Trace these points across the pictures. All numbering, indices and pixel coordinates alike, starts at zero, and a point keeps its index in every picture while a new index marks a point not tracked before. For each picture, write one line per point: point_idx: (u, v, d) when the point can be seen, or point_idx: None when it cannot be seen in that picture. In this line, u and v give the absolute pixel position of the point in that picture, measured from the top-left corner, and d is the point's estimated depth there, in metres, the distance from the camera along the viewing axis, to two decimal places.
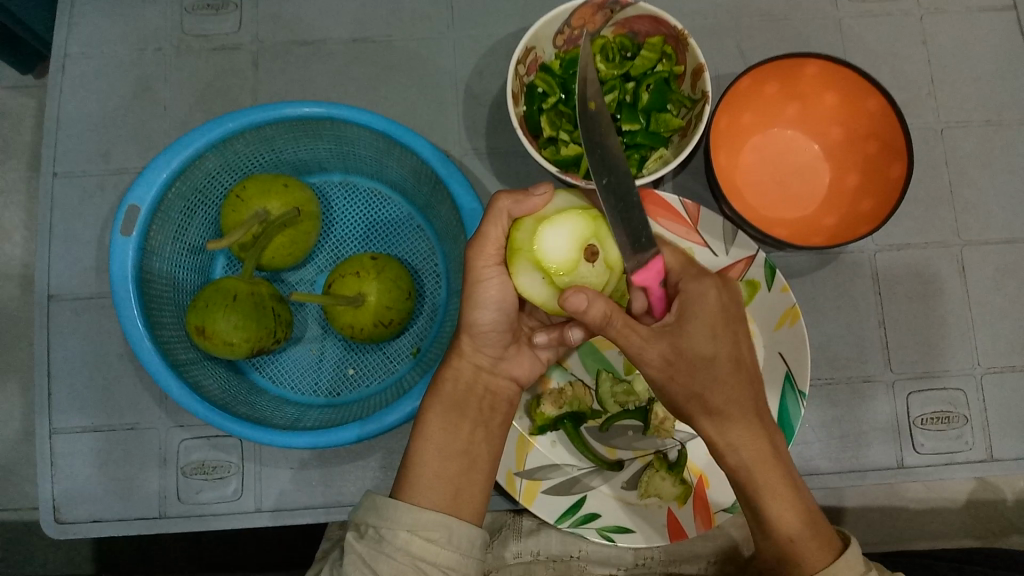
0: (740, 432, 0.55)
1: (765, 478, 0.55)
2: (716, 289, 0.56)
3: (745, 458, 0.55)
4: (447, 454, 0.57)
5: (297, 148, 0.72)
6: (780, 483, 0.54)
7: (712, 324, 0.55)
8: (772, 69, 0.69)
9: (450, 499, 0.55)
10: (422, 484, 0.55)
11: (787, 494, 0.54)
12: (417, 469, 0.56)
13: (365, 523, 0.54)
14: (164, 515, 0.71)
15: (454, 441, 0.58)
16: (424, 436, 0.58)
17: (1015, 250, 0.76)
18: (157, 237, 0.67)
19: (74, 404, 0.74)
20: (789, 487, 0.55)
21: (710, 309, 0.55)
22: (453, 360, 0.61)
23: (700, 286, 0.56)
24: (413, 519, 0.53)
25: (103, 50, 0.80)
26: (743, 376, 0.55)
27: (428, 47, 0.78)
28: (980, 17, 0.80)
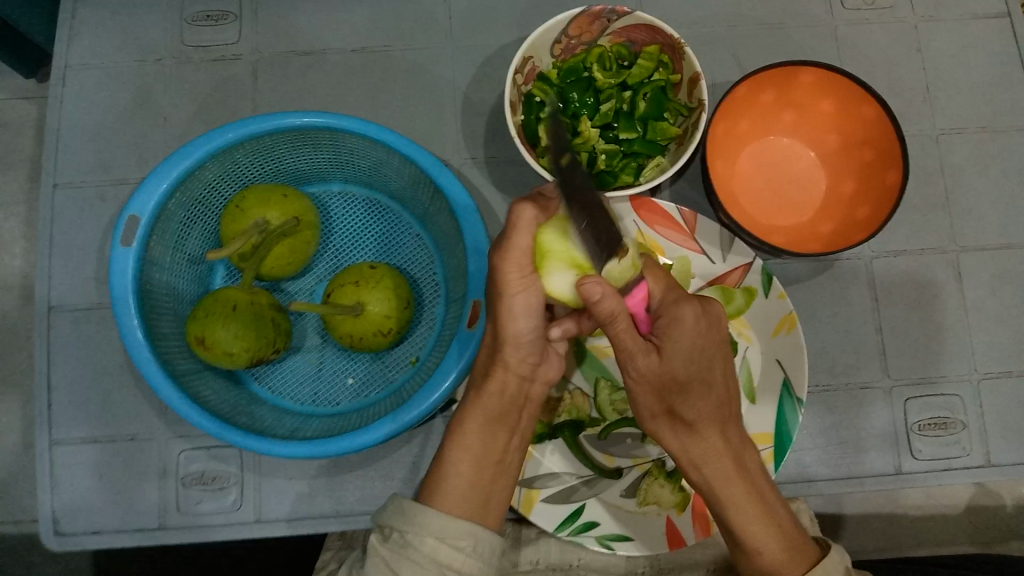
0: (705, 451, 0.57)
1: (728, 493, 0.56)
2: (695, 313, 0.56)
3: (708, 475, 0.57)
4: (479, 463, 0.58)
5: (296, 158, 0.72)
6: (743, 497, 0.56)
7: (690, 348, 0.55)
8: (768, 77, 0.70)
9: (481, 509, 0.56)
10: (454, 492, 0.55)
11: (753, 511, 0.56)
12: (449, 477, 0.56)
13: (390, 526, 0.54)
14: (163, 526, 0.71)
15: (490, 451, 0.58)
16: (458, 445, 0.58)
17: (1010, 256, 0.76)
18: (157, 248, 0.67)
19: (74, 415, 0.74)
20: (756, 504, 0.56)
21: (684, 335, 0.55)
22: (492, 372, 0.59)
23: (680, 310, 0.56)
24: (439, 526, 0.52)
25: (103, 61, 0.80)
26: (711, 398, 0.56)
27: (426, 56, 0.79)
28: (974, 24, 0.81)
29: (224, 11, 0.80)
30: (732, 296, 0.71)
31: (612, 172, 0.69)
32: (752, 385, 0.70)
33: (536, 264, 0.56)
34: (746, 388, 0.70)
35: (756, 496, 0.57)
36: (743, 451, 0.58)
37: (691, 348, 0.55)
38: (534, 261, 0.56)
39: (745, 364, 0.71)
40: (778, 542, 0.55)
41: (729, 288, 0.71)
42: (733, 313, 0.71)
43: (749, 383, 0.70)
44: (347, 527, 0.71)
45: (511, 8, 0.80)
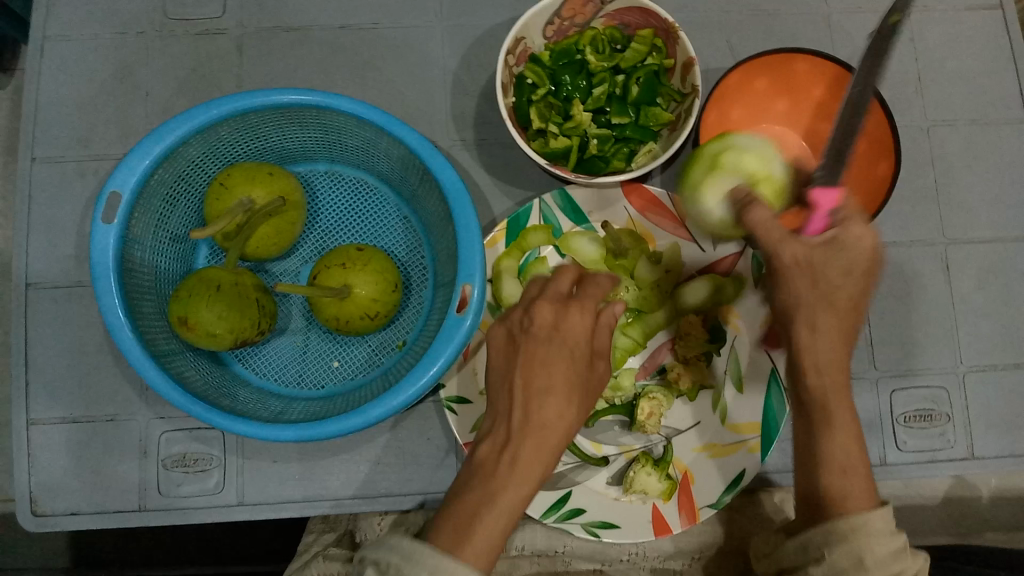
0: (832, 360, 0.54)
1: (836, 414, 0.54)
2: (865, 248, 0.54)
3: (825, 385, 0.54)
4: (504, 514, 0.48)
5: (282, 136, 0.71)
6: (846, 422, 0.54)
7: (843, 268, 0.54)
8: (762, 64, 0.69)
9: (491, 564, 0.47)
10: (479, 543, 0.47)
11: (851, 430, 0.54)
12: (481, 523, 0.47)
13: (387, 561, 0.47)
14: (143, 508, 0.70)
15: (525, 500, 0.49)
16: (495, 494, 0.48)
17: (997, 250, 0.76)
18: (139, 225, 0.66)
19: (51, 394, 0.72)
20: (853, 427, 0.54)
21: (852, 253, 0.54)
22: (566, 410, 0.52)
23: (855, 236, 0.54)
24: (436, 562, 0.45)
25: (83, 33, 0.78)
26: (837, 317, 0.54)
27: (416, 36, 0.78)
28: (968, 16, 0.81)
29: None
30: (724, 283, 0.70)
31: (603, 157, 0.68)
32: (740, 374, 0.69)
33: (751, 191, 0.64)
34: (733, 377, 0.70)
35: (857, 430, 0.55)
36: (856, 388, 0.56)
37: (840, 269, 0.54)
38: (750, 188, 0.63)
39: (733, 354, 0.70)
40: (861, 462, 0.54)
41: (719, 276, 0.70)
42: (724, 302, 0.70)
43: (737, 372, 0.70)
44: (329, 512, 0.70)
45: None
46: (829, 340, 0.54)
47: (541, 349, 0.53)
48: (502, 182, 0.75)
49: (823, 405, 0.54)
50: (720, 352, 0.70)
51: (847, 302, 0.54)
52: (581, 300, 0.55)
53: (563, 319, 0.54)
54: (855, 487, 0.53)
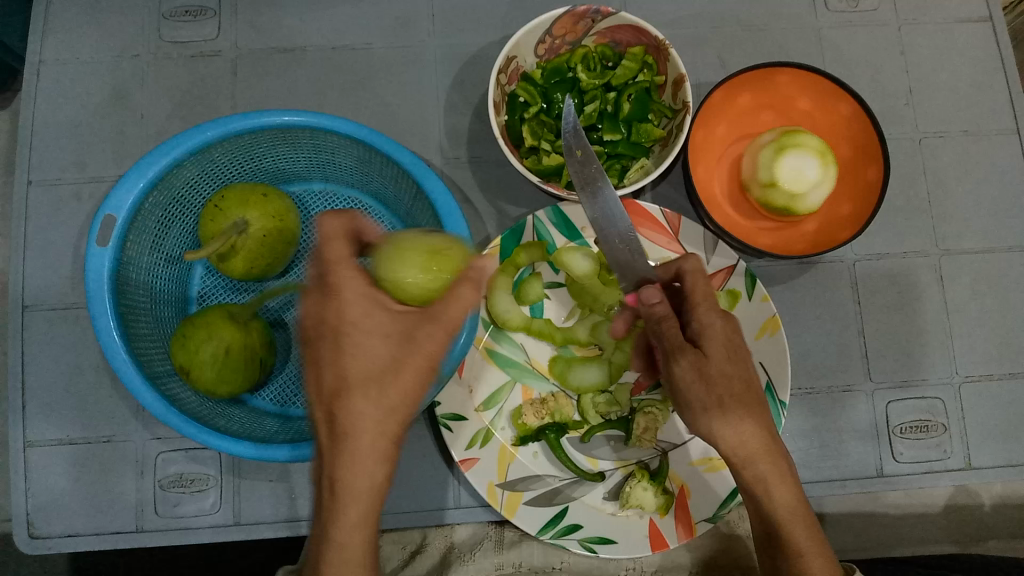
0: (751, 444, 0.56)
1: (773, 488, 0.57)
2: (723, 318, 0.58)
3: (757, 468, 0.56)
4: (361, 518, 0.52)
5: (276, 156, 0.71)
6: (785, 489, 0.57)
7: (724, 351, 0.57)
8: (746, 79, 0.71)
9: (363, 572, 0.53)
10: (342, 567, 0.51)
11: (785, 485, 0.57)
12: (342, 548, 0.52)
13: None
14: (140, 529, 0.70)
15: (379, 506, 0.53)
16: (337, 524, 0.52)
17: (991, 260, 0.77)
18: (134, 246, 0.66)
19: (48, 416, 0.72)
20: (784, 481, 0.57)
21: (719, 336, 0.57)
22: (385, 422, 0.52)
23: (707, 317, 0.58)
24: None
25: (79, 56, 0.78)
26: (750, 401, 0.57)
27: (409, 54, 0.78)
28: (958, 28, 0.81)
29: (203, 6, 0.79)
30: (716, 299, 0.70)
31: None
32: None
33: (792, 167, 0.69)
34: None
35: (788, 485, 0.57)
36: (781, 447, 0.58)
37: (724, 352, 0.57)
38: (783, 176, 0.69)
39: None
40: (799, 507, 0.57)
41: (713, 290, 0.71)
42: None
43: None
44: None
45: (495, 6, 0.79)
46: (748, 437, 0.56)
47: (350, 337, 0.52)
48: (495, 198, 0.76)
49: (768, 510, 0.57)
50: None
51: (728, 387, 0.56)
52: (341, 281, 0.52)
53: (336, 312, 0.52)
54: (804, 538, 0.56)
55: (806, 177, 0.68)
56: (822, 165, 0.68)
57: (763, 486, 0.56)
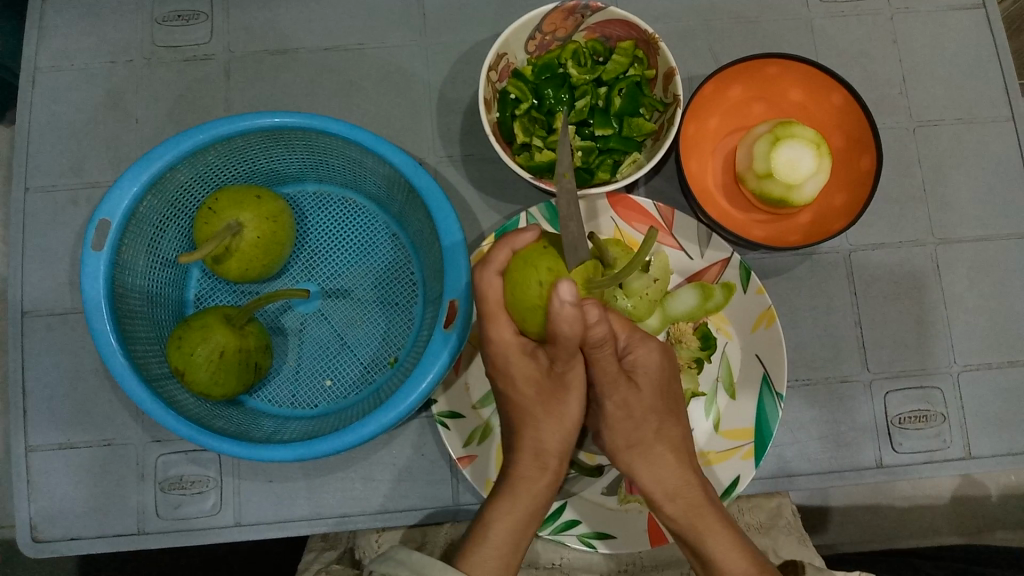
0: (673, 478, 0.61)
1: (704, 525, 0.60)
2: (660, 352, 0.62)
3: (681, 506, 0.61)
4: (519, 529, 0.59)
5: (270, 158, 0.72)
6: (719, 525, 0.60)
7: (653, 388, 0.61)
8: (735, 71, 0.71)
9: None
10: (487, 563, 0.57)
11: (723, 532, 0.59)
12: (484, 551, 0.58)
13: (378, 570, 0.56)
14: (143, 531, 0.71)
15: (523, 531, 0.59)
16: (488, 531, 0.59)
17: (988, 248, 0.76)
18: (129, 250, 0.67)
19: (48, 421, 0.73)
20: (723, 523, 0.60)
21: (652, 370, 0.61)
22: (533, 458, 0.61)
23: (642, 350, 0.62)
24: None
25: (73, 63, 0.79)
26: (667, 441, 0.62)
27: (400, 54, 0.78)
28: (950, 15, 0.81)
29: (194, 11, 0.79)
30: (711, 292, 0.70)
31: (589, 169, 0.69)
32: (732, 381, 0.70)
33: (782, 147, 0.68)
34: (725, 384, 0.70)
35: (713, 521, 0.60)
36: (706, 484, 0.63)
37: (653, 388, 0.61)
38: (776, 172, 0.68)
39: (724, 359, 0.70)
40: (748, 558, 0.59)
41: (708, 284, 0.70)
42: (713, 310, 0.70)
43: (729, 378, 0.70)
44: (329, 529, 0.70)
45: (485, 4, 0.79)
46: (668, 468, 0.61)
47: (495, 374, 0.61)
48: (489, 195, 0.76)
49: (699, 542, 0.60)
50: (711, 359, 0.70)
51: (656, 417, 0.62)
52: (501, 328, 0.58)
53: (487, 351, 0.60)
54: None
55: (802, 169, 0.68)
56: (815, 157, 0.68)
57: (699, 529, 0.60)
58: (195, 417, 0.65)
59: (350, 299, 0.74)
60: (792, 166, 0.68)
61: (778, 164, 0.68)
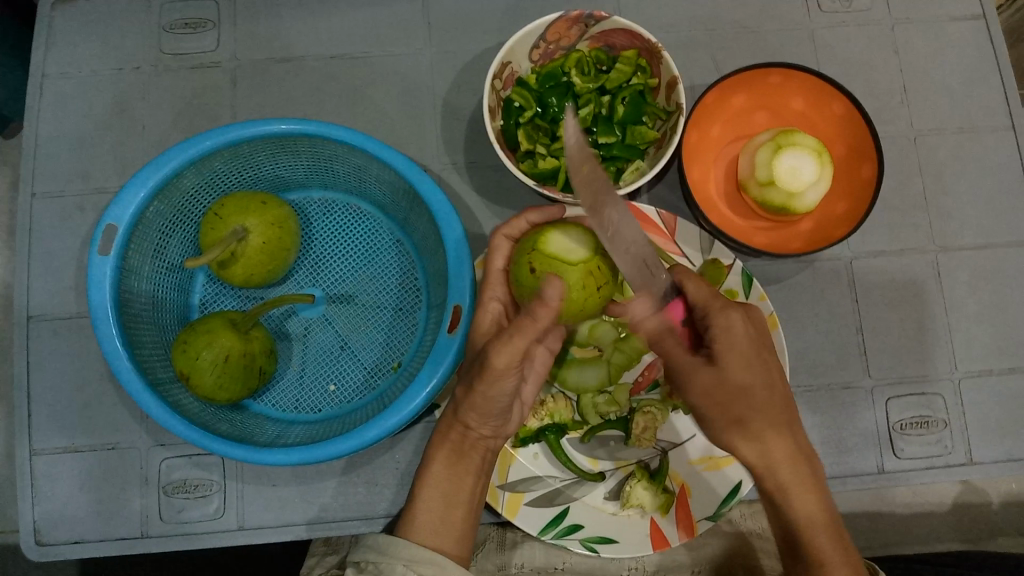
0: (777, 453, 0.58)
1: (797, 497, 0.57)
2: (743, 319, 0.59)
3: (784, 480, 0.57)
4: (449, 495, 0.60)
5: (275, 165, 0.72)
6: (810, 494, 0.57)
7: (743, 359, 0.58)
8: (738, 79, 0.71)
9: (448, 538, 0.59)
10: (422, 525, 0.59)
11: (811, 493, 0.57)
12: (420, 518, 0.59)
13: (364, 560, 0.57)
14: (146, 535, 0.71)
15: (459, 491, 0.61)
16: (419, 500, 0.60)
17: (989, 255, 0.77)
18: (135, 256, 0.67)
19: (53, 424, 0.73)
20: (812, 489, 0.57)
21: (737, 341, 0.58)
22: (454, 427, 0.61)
23: (724, 318, 0.59)
24: (409, 553, 0.56)
25: (81, 70, 0.80)
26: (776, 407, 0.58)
27: (405, 62, 0.79)
28: (951, 25, 0.81)
29: (201, 18, 0.80)
30: None
31: None
32: None
33: (783, 155, 0.69)
34: None
35: (804, 479, 0.58)
36: (811, 457, 0.59)
37: (745, 354, 0.58)
38: (780, 179, 0.68)
39: None
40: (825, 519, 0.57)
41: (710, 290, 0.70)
42: None
43: None
44: (331, 534, 0.70)
45: (490, 13, 0.80)
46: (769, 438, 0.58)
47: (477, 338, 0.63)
48: (492, 202, 0.76)
49: (784, 500, 0.58)
50: None
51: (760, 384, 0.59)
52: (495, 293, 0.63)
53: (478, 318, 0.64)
54: (831, 555, 0.56)
55: (804, 177, 0.68)
56: (817, 165, 0.69)
57: (784, 497, 0.58)
58: (199, 420, 0.66)
59: (356, 304, 0.75)
60: (795, 173, 0.68)
61: (781, 172, 0.68)
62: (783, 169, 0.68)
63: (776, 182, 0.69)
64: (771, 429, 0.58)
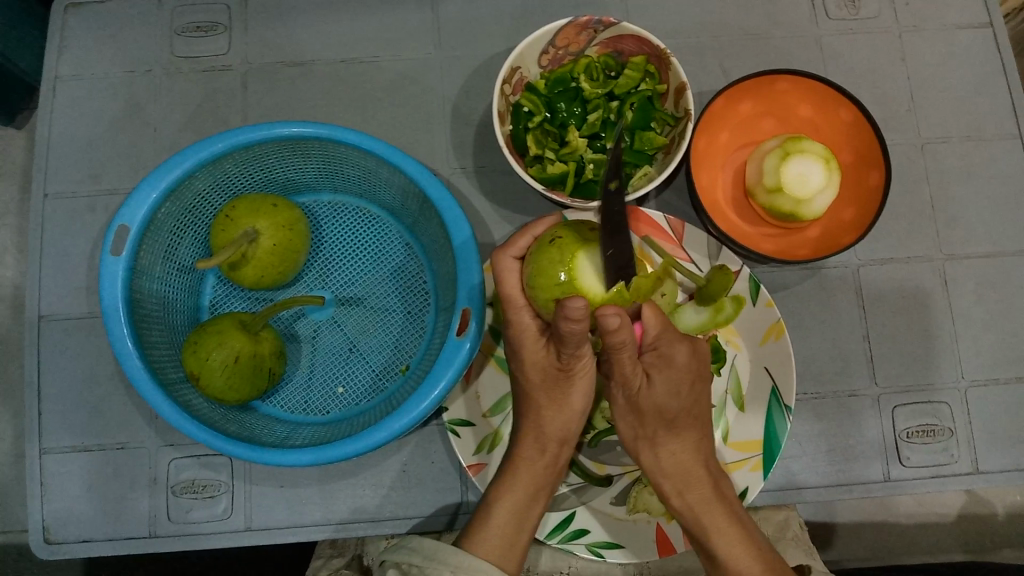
0: (686, 472, 0.62)
1: (711, 520, 0.61)
2: (686, 353, 0.62)
3: (691, 501, 0.62)
4: (519, 514, 0.62)
5: (286, 168, 0.73)
6: (726, 522, 0.61)
7: (670, 386, 0.61)
8: (746, 86, 0.72)
9: (511, 558, 0.60)
10: (489, 541, 0.60)
11: (734, 532, 0.61)
12: (482, 532, 0.61)
13: (409, 562, 0.57)
14: (154, 535, 0.71)
15: (529, 515, 0.62)
16: (490, 515, 0.61)
17: (996, 264, 0.77)
18: (147, 256, 0.68)
19: (63, 423, 0.74)
20: (736, 526, 0.61)
21: (675, 368, 0.61)
22: (548, 447, 0.64)
23: (671, 347, 0.61)
24: (457, 560, 0.57)
25: (94, 72, 0.80)
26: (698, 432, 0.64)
27: (415, 66, 0.80)
28: (959, 34, 0.82)
29: (214, 22, 0.81)
30: (722, 304, 0.70)
31: (599, 181, 0.70)
32: (741, 393, 0.71)
33: (792, 162, 0.69)
34: (734, 396, 0.71)
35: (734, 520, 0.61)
36: (719, 477, 0.63)
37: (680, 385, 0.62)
38: (788, 185, 0.68)
39: (733, 372, 0.71)
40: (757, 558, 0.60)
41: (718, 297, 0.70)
42: (723, 322, 0.70)
43: (738, 391, 0.71)
44: (338, 535, 0.71)
45: (500, 19, 0.80)
46: (679, 456, 0.63)
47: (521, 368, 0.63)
48: (501, 207, 0.77)
49: (698, 520, 0.61)
50: (720, 371, 0.71)
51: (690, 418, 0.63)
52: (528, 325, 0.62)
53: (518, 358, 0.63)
54: None
55: (812, 184, 0.68)
56: (825, 172, 0.69)
57: (704, 524, 0.61)
58: (207, 420, 0.66)
59: (364, 307, 0.75)
60: (804, 180, 0.68)
61: (789, 179, 0.68)
62: (788, 176, 0.68)
63: (783, 190, 0.69)
64: (688, 444, 0.63)
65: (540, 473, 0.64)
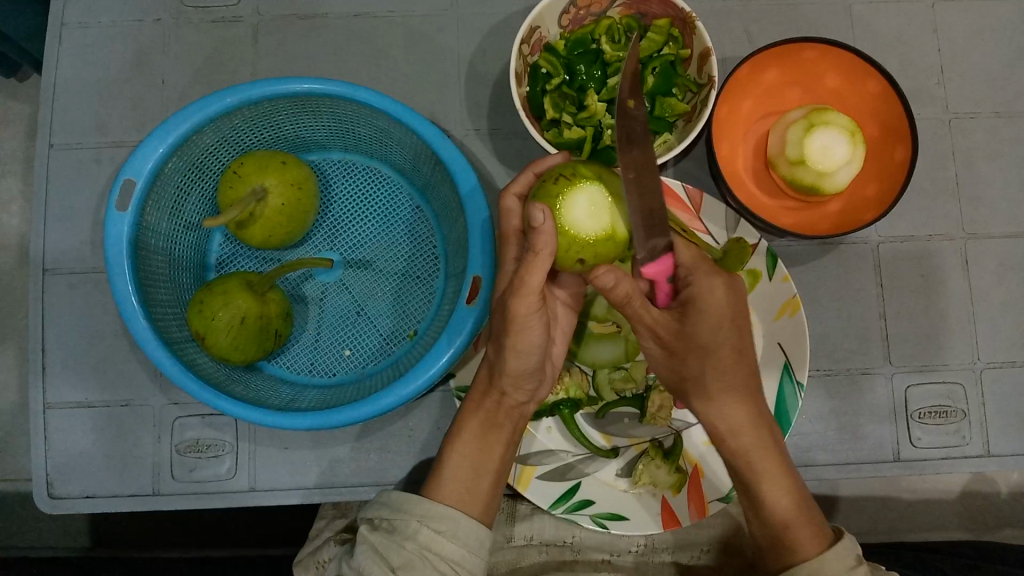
0: (739, 419, 0.60)
1: (761, 464, 0.59)
2: (725, 290, 0.59)
3: (744, 445, 0.60)
4: (476, 462, 0.60)
5: (296, 125, 0.71)
6: (777, 468, 0.59)
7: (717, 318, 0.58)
8: (772, 54, 0.69)
9: (473, 503, 0.58)
10: (447, 487, 0.59)
11: (780, 476, 0.59)
12: (443, 477, 0.59)
13: (378, 516, 0.57)
14: (157, 492, 0.71)
15: (487, 460, 0.60)
16: (446, 463, 0.60)
17: (1018, 245, 0.75)
18: (153, 213, 0.66)
19: (68, 378, 0.73)
20: (784, 471, 0.60)
21: (714, 306, 0.58)
22: (492, 394, 0.62)
23: (710, 283, 0.58)
24: (424, 509, 0.56)
25: (99, 20, 0.78)
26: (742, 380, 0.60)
27: (430, 22, 0.77)
28: (994, 5, 0.79)
29: None
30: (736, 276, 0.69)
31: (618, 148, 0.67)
32: None
33: (815, 134, 0.67)
34: None
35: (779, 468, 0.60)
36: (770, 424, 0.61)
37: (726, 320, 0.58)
38: (811, 158, 0.66)
39: None
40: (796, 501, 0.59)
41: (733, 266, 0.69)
42: None
43: None
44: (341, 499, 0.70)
45: None
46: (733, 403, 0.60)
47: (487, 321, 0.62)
48: (515, 171, 0.75)
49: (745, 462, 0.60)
50: None
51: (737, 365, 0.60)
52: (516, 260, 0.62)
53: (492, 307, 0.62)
54: (801, 536, 0.58)
55: (836, 157, 0.66)
56: (849, 146, 0.67)
57: (751, 469, 0.59)
58: (211, 379, 0.65)
59: (373, 270, 0.74)
60: (828, 152, 0.66)
61: (813, 152, 0.66)
62: (812, 149, 0.66)
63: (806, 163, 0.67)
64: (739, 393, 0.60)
65: (493, 422, 0.62)
